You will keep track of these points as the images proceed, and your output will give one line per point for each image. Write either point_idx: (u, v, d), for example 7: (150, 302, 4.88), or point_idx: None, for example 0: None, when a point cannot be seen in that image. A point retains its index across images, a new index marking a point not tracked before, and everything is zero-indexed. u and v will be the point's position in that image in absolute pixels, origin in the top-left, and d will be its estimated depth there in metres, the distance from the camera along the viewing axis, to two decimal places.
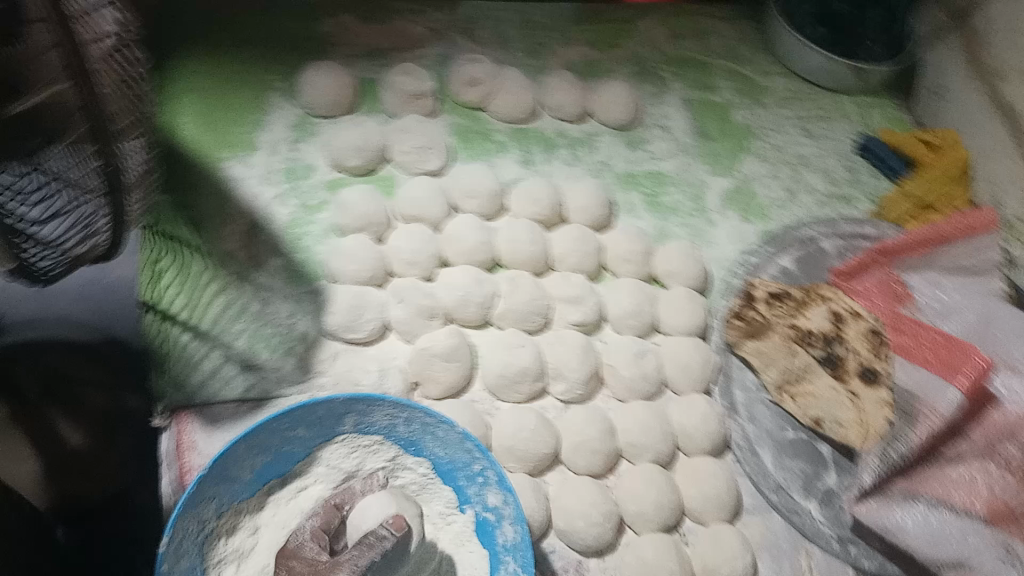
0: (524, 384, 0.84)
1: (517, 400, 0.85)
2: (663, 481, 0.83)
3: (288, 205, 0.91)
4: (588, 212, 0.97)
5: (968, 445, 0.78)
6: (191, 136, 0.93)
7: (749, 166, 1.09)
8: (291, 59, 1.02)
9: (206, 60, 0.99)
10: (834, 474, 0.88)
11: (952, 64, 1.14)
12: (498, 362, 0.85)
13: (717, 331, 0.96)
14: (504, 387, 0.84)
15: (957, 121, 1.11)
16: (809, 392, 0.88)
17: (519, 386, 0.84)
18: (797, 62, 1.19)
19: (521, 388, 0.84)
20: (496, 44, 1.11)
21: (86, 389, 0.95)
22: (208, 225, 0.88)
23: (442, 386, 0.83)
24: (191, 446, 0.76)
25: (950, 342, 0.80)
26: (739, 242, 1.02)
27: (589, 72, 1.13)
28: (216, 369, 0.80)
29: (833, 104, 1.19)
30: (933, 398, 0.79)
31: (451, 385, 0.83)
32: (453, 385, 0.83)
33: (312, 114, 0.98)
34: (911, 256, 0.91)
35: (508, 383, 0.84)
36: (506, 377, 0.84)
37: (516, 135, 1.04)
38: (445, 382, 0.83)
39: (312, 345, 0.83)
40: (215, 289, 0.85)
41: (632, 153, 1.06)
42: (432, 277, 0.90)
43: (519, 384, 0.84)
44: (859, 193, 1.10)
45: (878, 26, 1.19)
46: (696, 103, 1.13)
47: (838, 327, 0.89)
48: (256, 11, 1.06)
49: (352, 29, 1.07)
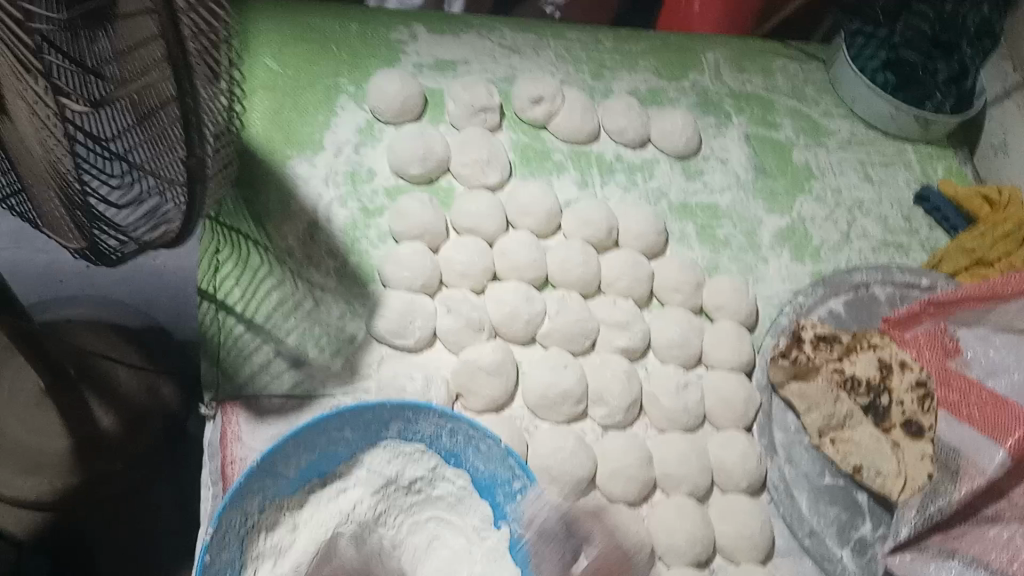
0: (563, 405, 0.85)
1: (558, 415, 0.85)
2: (697, 515, 0.83)
3: (348, 207, 0.94)
4: (642, 238, 0.98)
5: (1009, 506, 0.77)
6: (262, 133, 0.96)
7: (805, 205, 1.09)
8: (363, 62, 1.04)
9: (279, 58, 1.01)
10: (870, 522, 0.87)
11: (1017, 121, 1.12)
12: (538, 380, 0.85)
13: (762, 368, 0.95)
14: (550, 405, 0.85)
15: (1020, 179, 1.11)
16: (848, 439, 0.88)
17: (564, 403, 0.85)
18: (862, 107, 1.17)
19: (567, 407, 0.85)
20: (563, 63, 1.12)
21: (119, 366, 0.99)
22: (270, 220, 0.91)
23: (487, 397, 0.84)
24: (236, 438, 0.80)
25: (998, 401, 0.78)
26: (789, 281, 1.03)
27: (652, 98, 1.13)
28: (267, 362, 0.84)
29: (896, 150, 1.18)
30: (975, 455, 0.76)
31: (494, 399, 0.84)
32: (495, 396, 0.84)
33: (378, 119, 1.00)
34: (966, 311, 0.89)
35: (552, 401, 0.84)
36: (547, 394, 0.84)
37: (575, 156, 1.05)
38: (486, 394, 0.84)
39: (360, 348, 0.86)
40: (271, 284, 0.88)
41: (688, 183, 1.08)
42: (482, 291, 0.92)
43: (562, 401, 0.84)
44: (914, 243, 1.11)
45: (947, 78, 1.11)
46: (757, 138, 1.13)
47: (885, 377, 0.88)
48: (332, 12, 1.08)
49: (422, 39, 1.08)
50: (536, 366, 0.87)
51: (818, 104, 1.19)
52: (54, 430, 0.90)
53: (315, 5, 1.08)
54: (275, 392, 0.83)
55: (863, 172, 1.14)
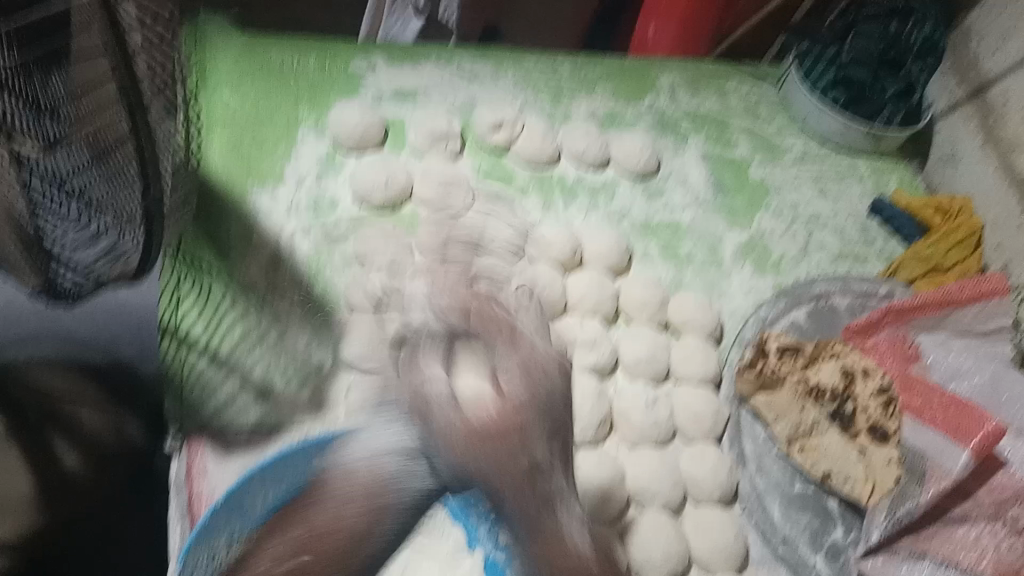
0: (487, 387, 0.68)
1: (491, 398, 0.67)
2: (671, 530, 0.85)
3: (311, 237, 0.94)
4: (606, 258, 1.00)
5: (974, 505, 0.81)
6: (222, 168, 0.96)
7: (764, 220, 1.11)
8: (322, 92, 1.05)
9: (236, 91, 1.02)
10: (842, 528, 0.87)
11: (965, 134, 1.15)
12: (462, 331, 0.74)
13: (727, 382, 0.97)
14: (471, 388, 0.67)
15: (969, 188, 1.14)
16: (817, 447, 0.89)
17: (500, 380, 0.68)
18: (813, 122, 1.20)
19: (493, 378, 0.68)
20: (522, 88, 1.14)
21: (80, 410, 0.95)
22: (231, 253, 0.91)
23: (413, 393, 0.69)
24: (201, 474, 0.82)
25: (960, 405, 0.84)
26: (753, 296, 1.05)
27: (611, 121, 1.15)
28: (233, 397, 0.85)
29: (848, 163, 1.20)
30: (943, 460, 0.82)
31: (416, 388, 0.69)
32: (421, 364, 0.71)
33: (340, 149, 1.01)
34: (925, 317, 0.93)
35: (475, 389, 0.68)
36: (475, 382, 0.68)
37: (537, 180, 1.07)
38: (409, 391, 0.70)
39: (326, 376, 0.86)
40: (234, 316, 0.88)
41: (650, 203, 1.09)
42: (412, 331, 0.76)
43: (491, 366, 0.69)
44: (871, 253, 1.13)
45: (896, 94, 1.14)
46: (715, 157, 1.16)
47: (849, 384, 0.89)
48: (289, 43, 1.09)
49: (382, 69, 1.10)
50: (468, 336, 0.74)
51: (772, 123, 1.21)
52: (14, 475, 0.88)
53: (272, 38, 1.08)
54: (243, 425, 0.83)
55: (818, 186, 1.17)
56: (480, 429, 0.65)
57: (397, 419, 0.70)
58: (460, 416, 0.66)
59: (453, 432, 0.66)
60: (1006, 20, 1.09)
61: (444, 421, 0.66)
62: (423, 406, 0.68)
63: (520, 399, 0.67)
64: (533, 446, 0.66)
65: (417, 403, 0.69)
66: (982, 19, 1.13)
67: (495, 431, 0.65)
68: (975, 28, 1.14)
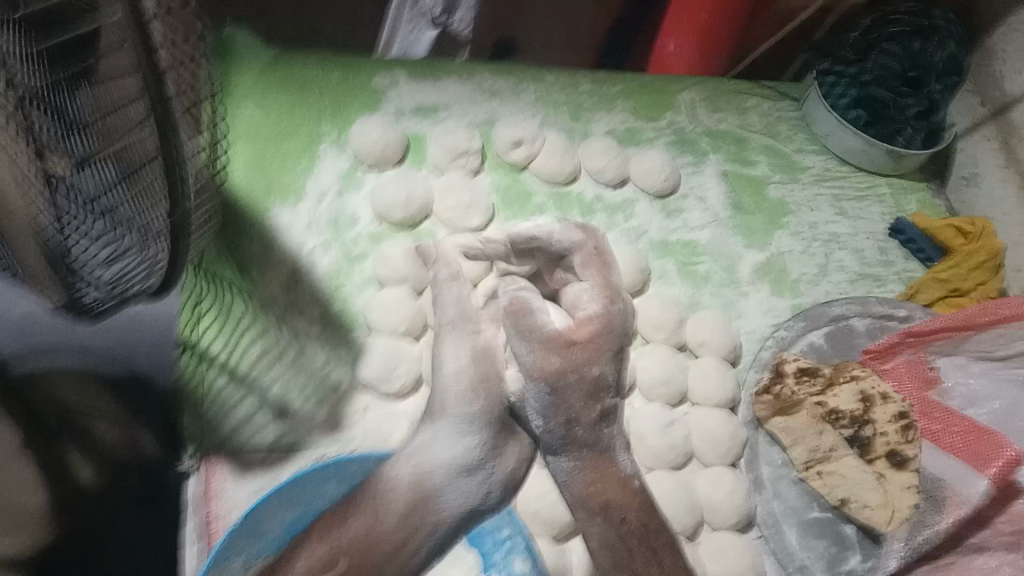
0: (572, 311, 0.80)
1: (569, 320, 0.79)
2: (686, 554, 0.85)
3: (330, 254, 0.96)
4: (624, 276, 1.00)
5: (992, 534, 0.79)
6: (244, 184, 0.97)
7: (783, 240, 1.11)
8: (344, 107, 1.06)
9: (259, 106, 1.03)
10: (858, 555, 0.87)
11: (986, 154, 1.15)
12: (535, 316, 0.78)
13: (745, 403, 0.97)
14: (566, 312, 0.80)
15: (989, 209, 1.13)
16: (833, 472, 0.88)
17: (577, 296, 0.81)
18: (834, 141, 1.19)
19: (576, 303, 0.81)
20: (542, 104, 1.14)
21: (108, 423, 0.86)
22: (251, 270, 0.92)
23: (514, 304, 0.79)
24: (219, 492, 0.82)
25: (978, 429, 0.83)
26: (771, 316, 1.05)
27: (630, 138, 1.16)
28: (251, 415, 0.86)
29: (868, 183, 1.19)
30: (960, 487, 0.81)
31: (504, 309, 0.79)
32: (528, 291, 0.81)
33: (360, 165, 1.02)
34: (943, 340, 0.92)
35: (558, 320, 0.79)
36: (572, 297, 0.82)
37: (556, 197, 1.07)
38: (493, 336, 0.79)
39: (343, 397, 0.88)
40: (253, 334, 0.89)
41: (668, 221, 1.09)
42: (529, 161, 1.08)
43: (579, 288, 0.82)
44: (891, 274, 1.12)
45: (917, 113, 1.14)
46: (734, 176, 1.15)
47: (867, 409, 0.89)
48: (311, 57, 1.09)
49: (403, 84, 1.10)
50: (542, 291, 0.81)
51: (791, 140, 1.21)
52: (31, 484, 0.80)
53: (294, 51, 1.09)
54: (261, 442, 0.85)
55: (837, 205, 1.16)
56: (568, 337, 0.76)
57: (470, 432, 0.75)
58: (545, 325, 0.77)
59: (545, 331, 0.76)
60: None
61: (537, 328, 0.76)
62: (519, 311, 0.78)
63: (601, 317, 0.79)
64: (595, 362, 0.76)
65: (516, 321, 0.77)
66: (1008, 37, 1.11)
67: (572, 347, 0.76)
68: (999, 47, 1.13)
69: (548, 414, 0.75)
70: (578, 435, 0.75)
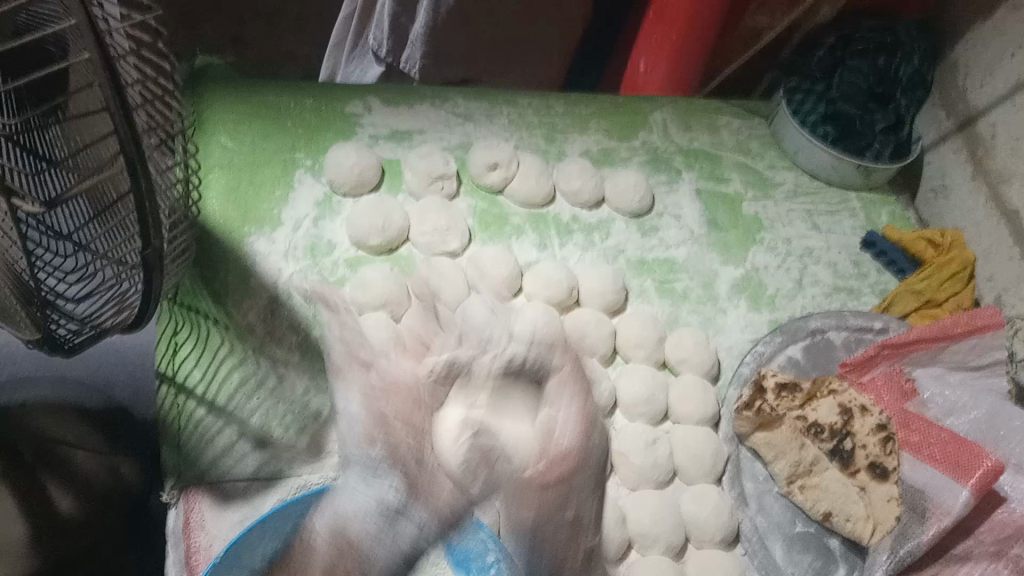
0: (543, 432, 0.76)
1: (543, 441, 0.76)
2: (673, 573, 0.85)
3: (308, 280, 0.95)
4: (603, 296, 1.00)
5: (977, 544, 0.81)
6: (220, 213, 0.97)
7: (758, 256, 1.12)
8: (319, 134, 1.06)
9: (233, 135, 1.03)
10: (844, 568, 0.88)
11: (954, 167, 1.17)
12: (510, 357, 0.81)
13: (728, 420, 0.97)
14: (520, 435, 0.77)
15: (960, 221, 1.15)
16: (817, 484, 0.89)
17: (557, 427, 0.77)
18: (806, 158, 1.21)
19: (554, 421, 0.77)
20: (516, 126, 1.15)
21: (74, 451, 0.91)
22: (228, 298, 0.92)
23: (478, 433, 0.76)
24: (200, 526, 0.81)
25: (960, 441, 0.83)
26: (749, 333, 1.05)
27: (604, 158, 1.16)
28: (231, 446, 0.85)
29: (839, 198, 1.21)
30: (941, 497, 0.81)
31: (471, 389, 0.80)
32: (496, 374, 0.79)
33: (335, 192, 1.02)
34: (918, 351, 0.94)
35: (527, 435, 0.77)
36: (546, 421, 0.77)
37: (532, 219, 1.08)
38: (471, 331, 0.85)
39: (324, 424, 0.87)
40: (232, 363, 0.88)
41: (645, 240, 1.10)
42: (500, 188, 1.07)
43: (554, 410, 0.78)
44: (865, 286, 1.14)
45: (885, 127, 1.16)
46: (708, 193, 1.16)
47: (848, 421, 0.89)
48: (284, 85, 1.09)
49: (376, 109, 1.10)
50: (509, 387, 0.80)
51: (763, 157, 1.22)
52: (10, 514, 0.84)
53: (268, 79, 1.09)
54: (242, 473, 0.84)
55: (810, 220, 1.18)
56: (541, 462, 0.74)
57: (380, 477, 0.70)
58: (514, 466, 0.75)
59: (514, 481, 0.74)
60: (989, 52, 1.10)
61: (507, 467, 0.75)
62: (484, 450, 0.75)
63: (587, 452, 0.77)
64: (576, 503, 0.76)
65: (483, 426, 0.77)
66: (969, 52, 1.14)
67: (545, 493, 0.74)
68: (962, 61, 1.15)
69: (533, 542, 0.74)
70: (548, 534, 0.74)
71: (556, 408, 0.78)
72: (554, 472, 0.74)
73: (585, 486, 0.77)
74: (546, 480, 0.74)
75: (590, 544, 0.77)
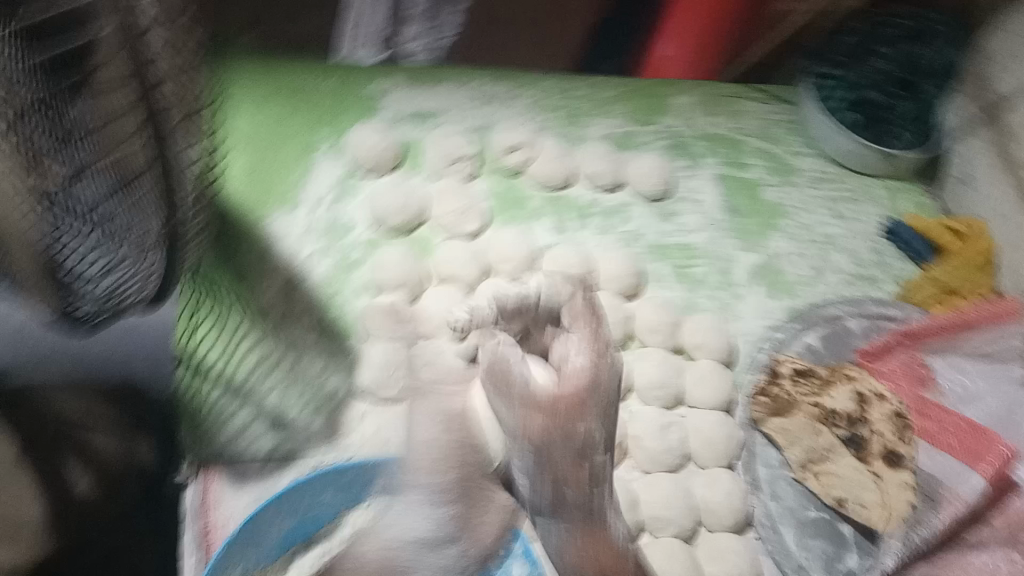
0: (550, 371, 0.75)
1: (557, 378, 0.75)
2: (684, 557, 0.85)
3: (325, 262, 0.96)
4: (620, 280, 1.01)
5: (990, 531, 0.79)
6: (241, 192, 0.98)
7: (777, 242, 1.12)
8: (339, 115, 1.07)
9: (256, 114, 1.04)
10: (857, 555, 0.87)
11: (979, 154, 1.15)
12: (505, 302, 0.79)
13: (742, 406, 0.97)
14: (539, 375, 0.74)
15: (984, 210, 1.13)
16: (830, 472, 0.89)
17: (567, 353, 0.76)
18: (827, 144, 1.20)
19: (565, 355, 0.76)
20: (537, 109, 1.15)
21: None
22: (250, 278, 0.91)
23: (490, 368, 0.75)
24: (216, 503, 0.84)
25: (974, 428, 0.84)
26: (765, 318, 1.05)
27: (624, 142, 1.16)
28: (246, 425, 0.86)
29: (861, 185, 1.20)
30: (956, 485, 0.82)
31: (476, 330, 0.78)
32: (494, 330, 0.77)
33: (355, 173, 1.03)
34: (935, 341, 0.95)
35: (541, 377, 0.74)
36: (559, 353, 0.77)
37: (551, 202, 1.08)
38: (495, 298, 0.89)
39: (340, 405, 0.89)
40: (249, 342, 0.88)
41: (663, 225, 1.10)
42: (521, 170, 1.08)
43: (567, 346, 0.77)
44: (885, 274, 1.12)
45: (912, 116, 1.18)
46: (728, 178, 1.16)
47: (863, 409, 0.90)
48: (306, 66, 1.10)
49: (397, 91, 1.11)
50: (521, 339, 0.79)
51: (785, 143, 1.21)
52: (24, 494, 0.77)
53: (291, 60, 1.10)
54: (257, 452, 0.86)
55: (830, 207, 1.17)
56: (552, 391, 0.73)
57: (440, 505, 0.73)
58: (526, 390, 0.73)
59: (528, 405, 0.72)
60: (1012, 40, 1.09)
61: (521, 390, 0.73)
62: (500, 378, 0.74)
63: (585, 379, 0.73)
64: (580, 426, 0.71)
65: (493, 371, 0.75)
66: (995, 36, 1.12)
67: (563, 407, 0.72)
68: (987, 46, 1.13)
69: (542, 461, 0.72)
70: (558, 466, 0.71)
71: (566, 341, 0.77)
72: (565, 393, 0.73)
73: (592, 418, 0.73)
74: (547, 427, 0.71)
75: (597, 463, 0.72)
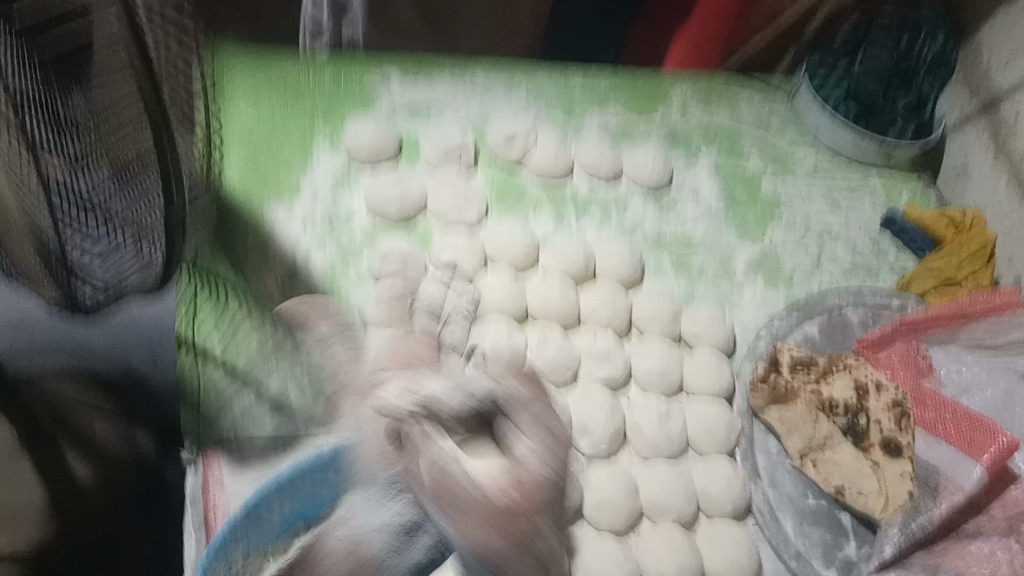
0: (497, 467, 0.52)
1: (499, 475, 0.52)
2: (684, 543, 0.86)
3: (327, 250, 0.96)
4: (619, 270, 1.01)
5: (989, 521, 0.79)
6: (241, 183, 0.97)
7: (775, 233, 1.12)
8: (337, 106, 1.07)
9: (254, 106, 1.03)
10: (854, 543, 0.88)
11: (977, 146, 1.15)
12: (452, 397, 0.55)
13: (741, 395, 0.98)
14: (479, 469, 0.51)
15: (982, 201, 1.13)
16: (829, 461, 0.89)
17: (517, 458, 0.53)
18: (824, 136, 1.20)
19: (513, 446, 0.54)
20: (535, 99, 1.15)
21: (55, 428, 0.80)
22: (250, 267, 0.93)
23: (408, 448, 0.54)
24: (219, 484, 0.84)
25: (973, 419, 0.82)
26: (764, 309, 1.05)
27: (623, 134, 1.16)
28: (250, 409, 0.87)
29: (860, 176, 1.20)
30: (957, 476, 0.81)
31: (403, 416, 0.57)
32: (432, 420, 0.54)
33: (354, 163, 1.02)
34: (936, 330, 0.95)
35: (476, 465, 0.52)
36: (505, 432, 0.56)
37: (550, 193, 1.08)
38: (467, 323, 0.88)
39: None
40: (251, 329, 0.89)
41: (662, 216, 1.10)
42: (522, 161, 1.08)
43: (510, 434, 0.55)
44: (884, 266, 1.13)
45: (907, 105, 1.17)
46: (726, 169, 1.16)
47: (862, 399, 0.91)
48: (301, 55, 1.09)
49: (395, 80, 1.10)
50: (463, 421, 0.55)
51: (783, 135, 1.21)
52: (20, 481, 0.79)
53: (285, 48, 1.09)
54: (259, 435, 0.87)
55: (830, 199, 1.17)
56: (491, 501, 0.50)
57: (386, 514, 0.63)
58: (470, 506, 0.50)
59: (473, 510, 0.50)
60: (1017, 32, 1.08)
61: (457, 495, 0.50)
62: (437, 483, 0.51)
63: (533, 482, 0.52)
64: (538, 537, 0.51)
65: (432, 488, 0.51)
66: (992, 31, 1.12)
67: (500, 522, 0.50)
68: (984, 42, 1.13)
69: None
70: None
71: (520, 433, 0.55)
72: (509, 500, 0.50)
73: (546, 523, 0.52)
74: (502, 518, 0.50)
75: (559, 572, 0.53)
